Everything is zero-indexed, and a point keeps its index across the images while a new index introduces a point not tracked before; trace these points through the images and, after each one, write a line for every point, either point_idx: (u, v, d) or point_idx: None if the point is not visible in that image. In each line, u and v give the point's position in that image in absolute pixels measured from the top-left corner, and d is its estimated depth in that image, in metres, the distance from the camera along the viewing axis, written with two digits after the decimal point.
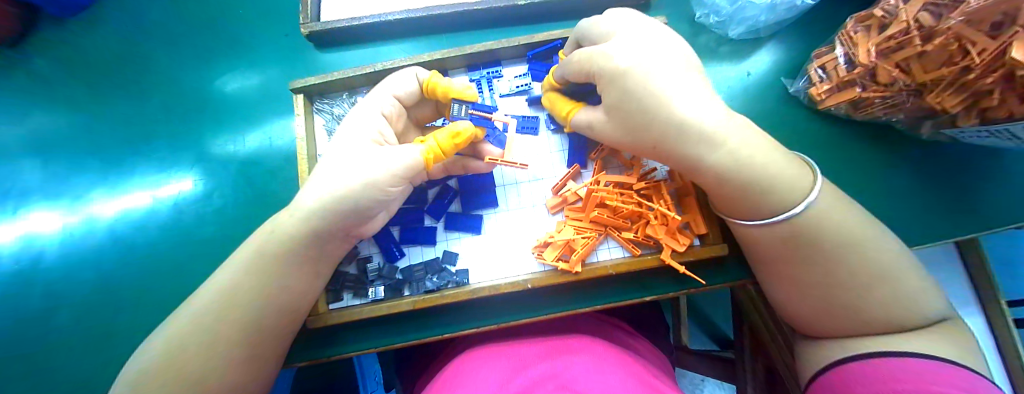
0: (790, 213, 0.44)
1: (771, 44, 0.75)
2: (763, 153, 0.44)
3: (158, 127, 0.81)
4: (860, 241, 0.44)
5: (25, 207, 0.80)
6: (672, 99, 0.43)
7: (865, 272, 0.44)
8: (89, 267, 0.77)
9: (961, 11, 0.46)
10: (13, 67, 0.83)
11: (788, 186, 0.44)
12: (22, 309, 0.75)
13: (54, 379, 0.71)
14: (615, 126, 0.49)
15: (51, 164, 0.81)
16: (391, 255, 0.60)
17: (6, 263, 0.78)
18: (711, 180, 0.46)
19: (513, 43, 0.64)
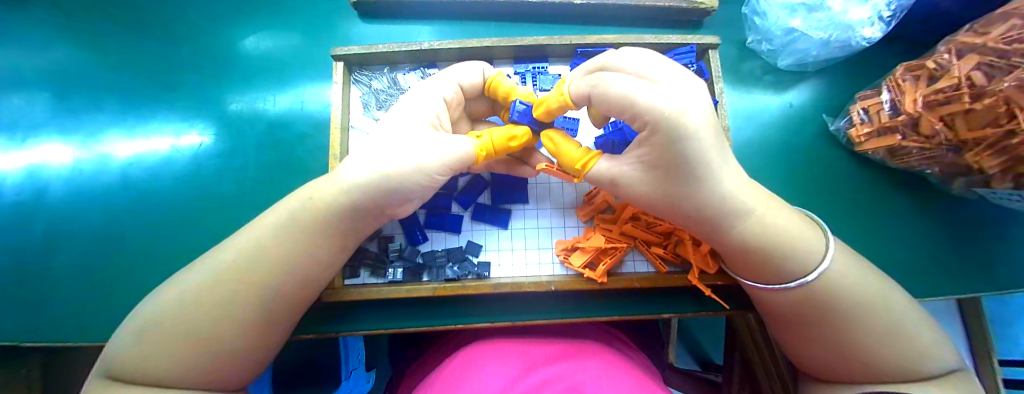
0: (801, 280, 0.44)
1: (815, 80, 0.75)
2: (783, 221, 0.44)
3: (184, 74, 0.79)
4: (874, 296, 0.44)
5: (36, 139, 0.76)
6: (720, 171, 0.39)
7: (879, 326, 0.44)
8: (95, 209, 0.74)
9: (1015, 76, 0.46)
10: None
11: (803, 250, 0.44)
12: (15, 243, 0.72)
13: (44, 320, 0.68)
14: (652, 183, 0.42)
15: (64, 94, 0.78)
16: (414, 239, 0.59)
17: (9, 192, 0.74)
18: (736, 246, 0.44)
19: (564, 42, 0.63)
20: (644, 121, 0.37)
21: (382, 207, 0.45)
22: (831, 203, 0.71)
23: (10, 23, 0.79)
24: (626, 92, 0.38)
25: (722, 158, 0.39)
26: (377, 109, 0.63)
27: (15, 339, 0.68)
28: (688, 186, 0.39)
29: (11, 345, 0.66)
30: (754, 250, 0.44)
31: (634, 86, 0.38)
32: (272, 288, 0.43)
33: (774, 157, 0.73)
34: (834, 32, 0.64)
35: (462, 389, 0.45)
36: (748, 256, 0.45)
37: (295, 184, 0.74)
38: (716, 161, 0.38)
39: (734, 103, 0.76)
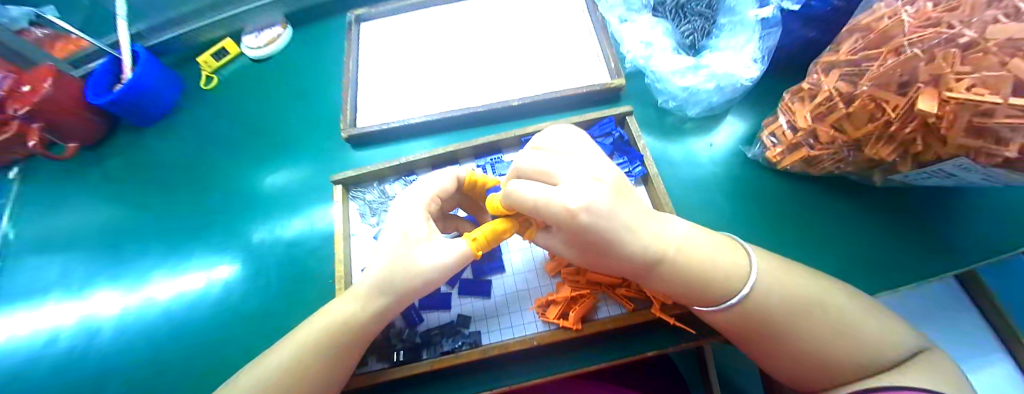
0: (740, 296, 0.51)
1: (730, 117, 0.88)
2: (704, 250, 0.52)
3: (217, 218, 0.96)
4: (812, 301, 0.50)
5: (90, 289, 0.93)
6: (629, 239, 0.47)
7: (829, 332, 0.49)
8: (139, 342, 0.86)
9: (868, 77, 0.60)
10: (97, 169, 1.06)
11: (732, 273, 0.51)
12: (73, 384, 0.84)
13: None
14: (581, 252, 0.51)
15: (121, 254, 0.96)
16: (412, 320, 0.67)
17: (63, 341, 0.89)
18: (670, 282, 0.52)
19: (510, 135, 0.79)
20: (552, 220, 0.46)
21: (391, 299, 0.56)
22: (784, 213, 0.77)
23: (84, 204, 1.03)
24: (536, 197, 0.47)
25: (629, 226, 0.47)
26: (371, 216, 0.77)
27: None
28: (608, 254, 0.49)
29: None
30: (684, 285, 0.51)
31: (536, 194, 0.47)
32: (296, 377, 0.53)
33: (717, 186, 0.82)
34: (721, 81, 0.80)
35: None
36: (683, 287, 0.52)
37: (308, 293, 0.85)
38: (624, 230, 0.47)
39: (669, 152, 0.88)
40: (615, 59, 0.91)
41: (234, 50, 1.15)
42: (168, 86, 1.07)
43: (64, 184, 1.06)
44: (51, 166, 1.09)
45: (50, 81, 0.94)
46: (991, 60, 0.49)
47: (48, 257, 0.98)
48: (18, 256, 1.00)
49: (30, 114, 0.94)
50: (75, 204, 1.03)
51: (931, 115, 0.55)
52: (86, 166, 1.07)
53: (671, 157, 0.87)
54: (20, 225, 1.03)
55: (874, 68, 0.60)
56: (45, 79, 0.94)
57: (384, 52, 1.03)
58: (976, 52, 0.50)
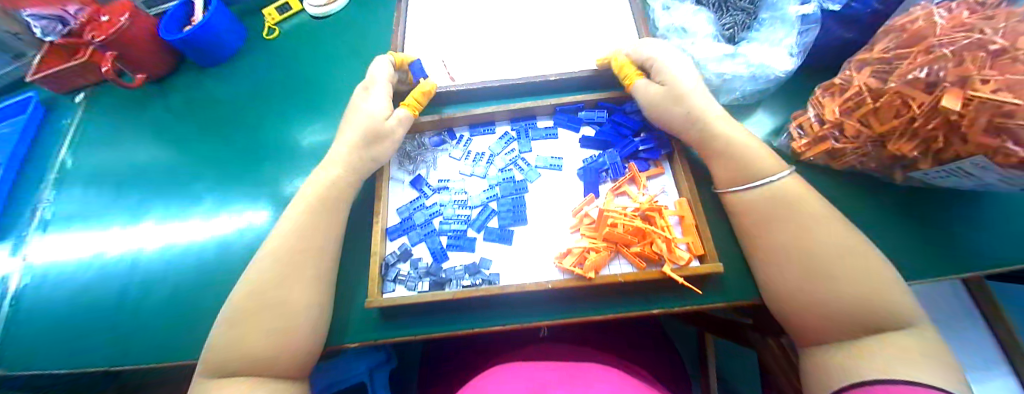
0: (767, 180, 0.65)
1: (762, 112, 0.89)
2: (746, 140, 0.69)
3: (265, 155, 1.05)
4: (842, 236, 0.60)
5: (151, 206, 1.03)
6: (700, 105, 0.71)
7: (850, 267, 0.57)
8: (185, 255, 0.94)
9: (901, 73, 0.64)
10: (162, 101, 1.18)
11: (764, 162, 0.66)
12: (122, 285, 0.92)
13: (132, 348, 0.83)
14: (660, 94, 0.75)
15: (177, 185, 1.05)
16: (439, 258, 0.74)
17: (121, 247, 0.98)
18: (717, 147, 0.70)
19: (544, 103, 0.85)
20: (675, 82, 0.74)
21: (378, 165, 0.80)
22: None
23: (151, 131, 1.14)
24: (667, 64, 0.76)
25: (704, 100, 0.71)
26: (410, 164, 0.86)
27: (111, 363, 0.82)
28: (680, 109, 0.72)
29: (110, 366, 0.80)
30: (724, 152, 0.69)
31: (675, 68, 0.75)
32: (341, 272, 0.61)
33: None
34: (755, 69, 0.83)
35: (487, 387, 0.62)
36: (721, 159, 0.70)
37: None
38: (694, 91, 0.72)
39: None
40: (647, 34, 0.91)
41: (297, 6, 1.26)
42: (233, 36, 1.19)
43: (135, 113, 1.18)
44: (126, 94, 1.20)
45: (129, 17, 1.06)
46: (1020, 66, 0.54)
47: (115, 179, 1.09)
48: (82, 176, 1.11)
49: (105, 44, 1.05)
50: (144, 131, 1.15)
51: (953, 113, 0.58)
52: (150, 106, 1.18)
53: None
54: (84, 153, 1.14)
55: (904, 64, 0.65)
56: (125, 14, 1.06)
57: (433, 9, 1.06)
58: (1004, 59, 0.56)
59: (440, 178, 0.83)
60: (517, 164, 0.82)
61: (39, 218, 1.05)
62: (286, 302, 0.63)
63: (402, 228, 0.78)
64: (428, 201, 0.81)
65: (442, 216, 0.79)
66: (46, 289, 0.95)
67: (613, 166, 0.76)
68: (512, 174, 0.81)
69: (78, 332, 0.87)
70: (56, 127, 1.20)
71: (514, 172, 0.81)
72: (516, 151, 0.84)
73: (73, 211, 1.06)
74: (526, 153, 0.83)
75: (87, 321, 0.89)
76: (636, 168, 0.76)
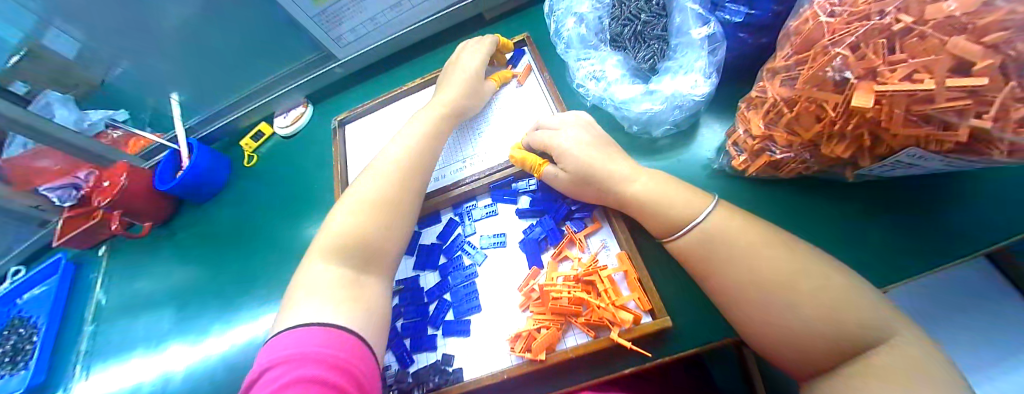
0: (699, 220, 0.61)
1: (700, 130, 0.87)
2: (662, 184, 0.67)
3: (253, 280, 1.12)
4: (773, 249, 0.55)
5: (165, 343, 1.12)
6: (609, 168, 0.71)
7: (795, 280, 0.52)
8: (197, 390, 1.00)
9: (801, 79, 0.60)
10: (166, 241, 1.31)
11: (691, 202, 0.63)
12: None
13: None
14: (570, 170, 0.74)
15: (189, 313, 1.15)
16: (404, 362, 0.76)
17: (146, 387, 1.07)
18: (638, 200, 0.67)
19: (479, 183, 0.88)
20: (574, 157, 0.74)
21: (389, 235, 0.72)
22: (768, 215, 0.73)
23: (161, 269, 1.26)
24: (559, 144, 0.77)
25: (606, 164, 0.71)
26: None
27: None
28: (593, 178, 0.72)
29: None
30: (648, 207, 0.66)
31: (567, 143, 0.76)
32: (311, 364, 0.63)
33: None
34: (674, 101, 0.80)
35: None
36: (647, 212, 0.67)
37: None
38: (595, 157, 0.73)
39: None
40: (558, 95, 0.91)
41: (268, 130, 1.34)
42: (218, 169, 1.29)
43: (147, 255, 1.31)
44: (136, 240, 1.34)
45: (127, 176, 1.19)
46: (931, 42, 0.46)
47: (135, 323, 1.19)
48: (111, 320, 1.23)
49: (111, 205, 1.19)
50: (155, 272, 1.27)
51: (869, 110, 0.53)
52: (159, 248, 1.30)
53: None
54: (112, 293, 1.28)
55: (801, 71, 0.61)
56: (123, 174, 1.19)
57: (367, 123, 1.16)
58: (913, 37, 0.48)
59: (398, 278, 0.87)
60: (464, 248, 0.84)
61: (80, 366, 1.18)
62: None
63: None
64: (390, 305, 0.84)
65: (404, 317, 0.81)
66: None
67: (551, 233, 0.78)
68: (460, 260, 0.83)
69: None
70: (84, 280, 1.36)
71: (462, 257, 0.83)
72: (462, 234, 0.87)
73: (103, 359, 1.17)
74: (470, 235, 0.86)
75: None
76: (572, 230, 0.77)
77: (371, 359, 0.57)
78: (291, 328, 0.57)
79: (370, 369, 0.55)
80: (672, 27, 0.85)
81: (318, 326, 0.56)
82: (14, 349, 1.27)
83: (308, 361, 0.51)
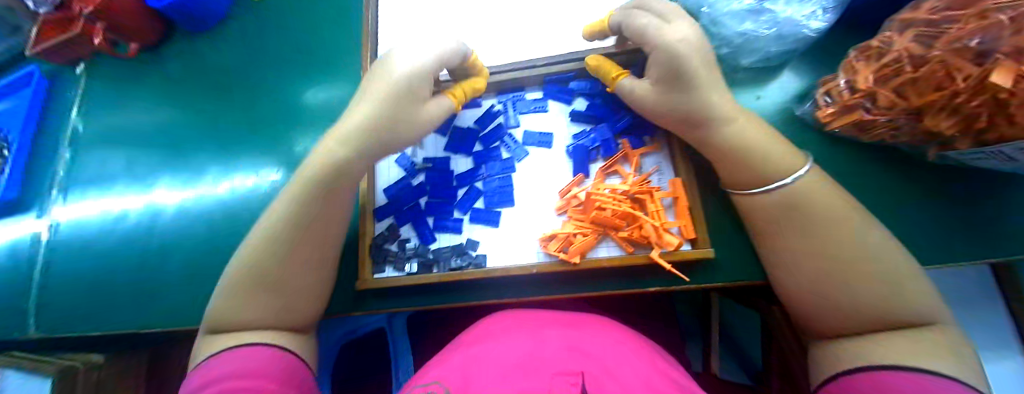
0: (792, 177, 0.56)
1: (786, 72, 0.78)
2: (756, 134, 0.59)
3: (260, 125, 1.03)
4: (856, 223, 0.53)
5: (157, 179, 1.05)
6: (710, 95, 0.58)
7: (866, 256, 0.51)
8: (196, 228, 0.97)
9: (944, 40, 0.51)
10: (150, 66, 1.14)
11: (784, 162, 0.57)
12: (143, 256, 0.97)
13: (165, 312, 0.91)
14: (660, 89, 0.62)
15: (182, 152, 1.06)
16: (426, 239, 0.74)
17: (131, 219, 1.01)
18: (727, 143, 0.59)
19: (534, 72, 0.78)
20: (674, 68, 0.58)
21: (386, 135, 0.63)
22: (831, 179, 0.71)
23: (146, 98, 1.12)
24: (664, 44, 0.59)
25: (710, 89, 0.58)
26: None
27: (143, 326, 0.91)
28: (684, 102, 0.60)
29: (141, 328, 0.89)
30: (734, 153, 0.59)
31: (676, 43, 0.57)
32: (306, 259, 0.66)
33: None
34: (782, 27, 0.70)
35: (463, 372, 0.49)
36: (733, 156, 0.59)
37: None
38: (702, 76, 0.58)
39: None
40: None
41: None
42: None
43: (130, 80, 1.14)
44: (121, 63, 1.15)
45: None
46: None
47: (120, 150, 1.10)
48: (92, 143, 1.12)
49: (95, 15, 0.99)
50: (140, 100, 1.13)
51: (1004, 91, 0.47)
52: (145, 75, 1.14)
53: None
54: (90, 115, 1.14)
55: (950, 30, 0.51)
56: None
57: None
58: None
59: (427, 156, 0.81)
60: (504, 139, 0.78)
61: (57, 184, 1.08)
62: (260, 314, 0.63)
63: (392, 208, 0.77)
64: (416, 181, 0.79)
65: (429, 196, 0.77)
66: (68, 256, 1.00)
67: (603, 143, 0.72)
68: (499, 152, 0.77)
69: (109, 299, 0.94)
70: (62, 95, 1.16)
71: (501, 150, 0.77)
72: (504, 124, 0.79)
73: (82, 182, 1.08)
74: (514, 128, 0.79)
75: (110, 293, 0.95)
76: (628, 145, 0.72)
77: (296, 367, 0.61)
78: (207, 364, 0.58)
79: (294, 375, 0.59)
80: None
81: (244, 348, 0.58)
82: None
83: (233, 373, 0.54)
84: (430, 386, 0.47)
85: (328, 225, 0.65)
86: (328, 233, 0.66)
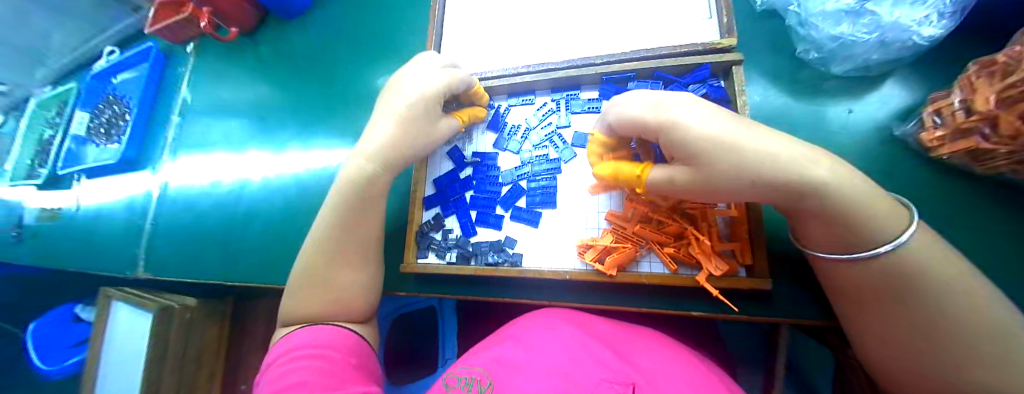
0: (893, 243, 0.42)
1: (890, 83, 0.69)
2: (849, 184, 0.43)
3: (332, 109, 1.12)
4: (976, 287, 0.40)
5: (245, 149, 1.19)
6: (760, 150, 0.44)
7: (984, 330, 0.38)
8: (274, 198, 1.09)
9: None
10: (247, 49, 1.28)
11: (882, 218, 0.43)
12: (231, 217, 1.12)
13: (245, 270, 1.05)
14: (687, 169, 0.50)
15: (266, 130, 1.19)
16: (466, 232, 0.77)
17: (225, 185, 1.16)
18: (796, 205, 0.45)
19: (590, 72, 0.76)
20: (697, 140, 0.46)
21: (400, 151, 0.71)
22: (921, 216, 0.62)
23: (242, 77, 1.26)
24: (685, 122, 0.48)
25: (757, 143, 0.45)
26: None
27: (226, 280, 1.06)
28: (720, 170, 0.46)
29: (224, 282, 1.03)
30: (813, 214, 0.45)
31: (691, 119, 0.48)
32: (360, 244, 0.73)
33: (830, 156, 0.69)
34: (887, 33, 0.59)
35: (504, 362, 0.53)
36: (806, 218, 0.47)
37: None
38: (738, 135, 0.45)
39: (795, 111, 0.73)
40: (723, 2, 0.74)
41: None
42: None
43: (231, 62, 1.29)
44: (223, 45, 1.31)
45: None
46: None
47: (218, 124, 1.25)
48: (197, 115, 1.28)
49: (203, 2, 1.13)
50: (236, 78, 1.27)
51: None
52: (242, 57, 1.28)
53: (789, 117, 0.73)
54: (197, 92, 1.31)
55: None
56: None
57: None
58: None
59: (475, 151, 0.82)
60: (552, 140, 0.77)
61: (168, 149, 1.27)
62: (322, 283, 0.71)
63: (438, 199, 0.81)
64: (463, 174, 0.82)
65: (474, 190, 0.80)
66: (176, 212, 1.18)
67: None
68: (546, 152, 0.77)
69: (205, 252, 1.11)
70: (175, 72, 1.35)
71: (548, 150, 0.77)
72: (554, 125, 0.79)
73: (188, 148, 1.25)
74: (564, 128, 0.77)
75: (206, 248, 1.11)
76: None
77: (355, 345, 0.67)
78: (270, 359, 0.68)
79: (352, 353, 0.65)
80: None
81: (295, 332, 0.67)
82: (96, 117, 1.31)
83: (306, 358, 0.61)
84: (474, 375, 0.53)
85: (369, 226, 0.73)
86: (367, 231, 0.73)
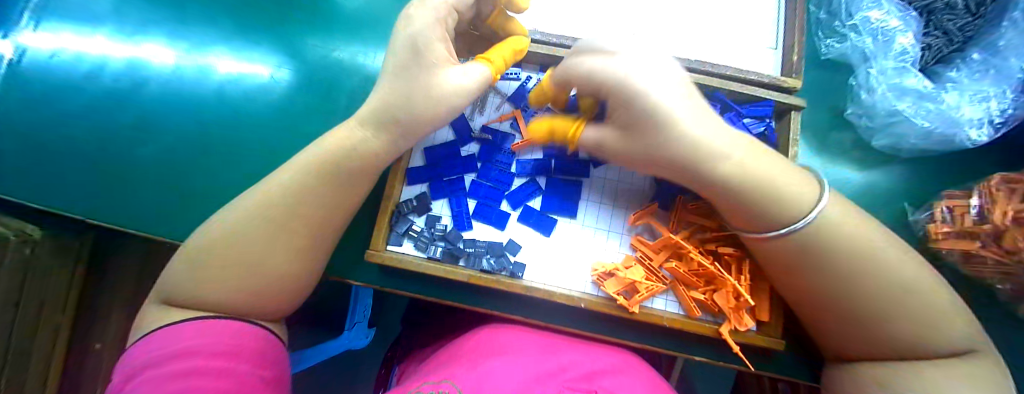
0: (804, 220, 0.45)
1: (907, 166, 0.71)
2: (771, 174, 0.46)
3: (286, 15, 0.82)
4: (884, 249, 0.44)
5: (143, 36, 0.83)
6: (694, 128, 0.45)
7: (890, 292, 0.43)
8: (179, 114, 0.78)
9: None
10: None
11: (799, 198, 0.45)
12: (108, 126, 0.78)
13: (118, 205, 0.74)
14: (627, 142, 0.49)
15: (178, 15, 0.83)
16: (461, 225, 0.62)
17: (110, 74, 0.80)
18: (713, 182, 0.48)
19: None
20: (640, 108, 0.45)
21: (400, 111, 0.53)
22: None
23: None
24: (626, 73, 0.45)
25: (695, 119, 0.45)
26: None
27: (88, 214, 0.74)
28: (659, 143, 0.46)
29: (83, 219, 0.73)
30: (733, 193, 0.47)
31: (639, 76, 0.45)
32: (316, 218, 0.53)
33: None
34: (941, 125, 0.61)
35: (474, 371, 0.45)
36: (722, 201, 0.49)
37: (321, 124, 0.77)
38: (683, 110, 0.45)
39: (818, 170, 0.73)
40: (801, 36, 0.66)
41: None
42: None
43: None
44: None
45: None
46: None
47: None
48: None
49: None
50: None
51: None
52: None
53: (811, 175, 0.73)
54: None
55: None
56: None
57: None
58: None
59: (487, 125, 0.66)
60: None
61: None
62: (241, 259, 0.50)
63: (428, 173, 0.63)
64: (465, 150, 0.66)
65: (479, 174, 0.64)
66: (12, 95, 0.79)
67: None
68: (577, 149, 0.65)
69: (52, 167, 0.76)
70: None
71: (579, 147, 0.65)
72: None
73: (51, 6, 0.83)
74: None
75: (56, 161, 0.76)
76: None
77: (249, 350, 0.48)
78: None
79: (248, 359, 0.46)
80: (987, 35, 0.60)
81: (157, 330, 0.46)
82: None
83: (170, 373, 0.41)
84: (442, 387, 0.43)
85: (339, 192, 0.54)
86: (332, 199, 0.54)
